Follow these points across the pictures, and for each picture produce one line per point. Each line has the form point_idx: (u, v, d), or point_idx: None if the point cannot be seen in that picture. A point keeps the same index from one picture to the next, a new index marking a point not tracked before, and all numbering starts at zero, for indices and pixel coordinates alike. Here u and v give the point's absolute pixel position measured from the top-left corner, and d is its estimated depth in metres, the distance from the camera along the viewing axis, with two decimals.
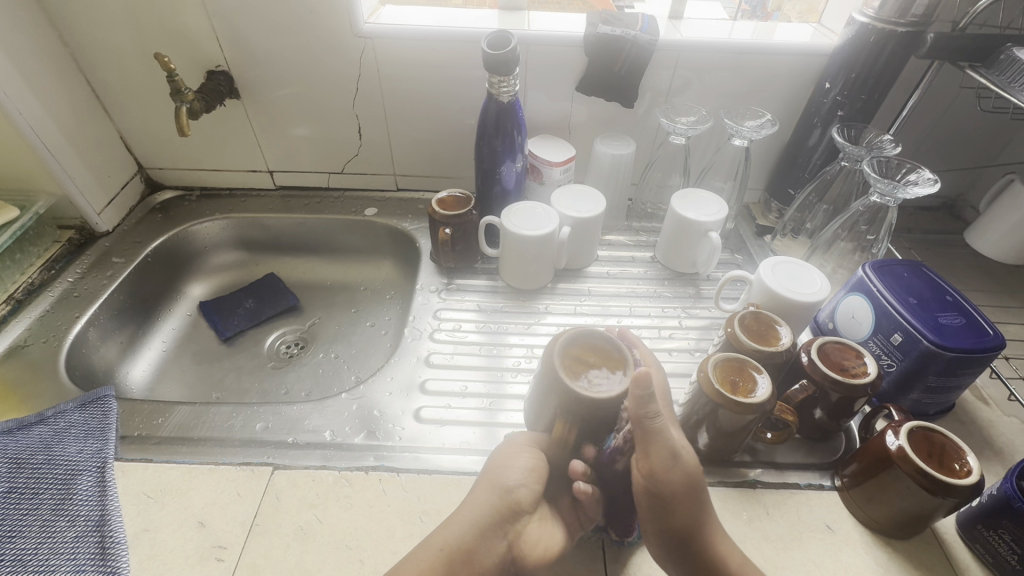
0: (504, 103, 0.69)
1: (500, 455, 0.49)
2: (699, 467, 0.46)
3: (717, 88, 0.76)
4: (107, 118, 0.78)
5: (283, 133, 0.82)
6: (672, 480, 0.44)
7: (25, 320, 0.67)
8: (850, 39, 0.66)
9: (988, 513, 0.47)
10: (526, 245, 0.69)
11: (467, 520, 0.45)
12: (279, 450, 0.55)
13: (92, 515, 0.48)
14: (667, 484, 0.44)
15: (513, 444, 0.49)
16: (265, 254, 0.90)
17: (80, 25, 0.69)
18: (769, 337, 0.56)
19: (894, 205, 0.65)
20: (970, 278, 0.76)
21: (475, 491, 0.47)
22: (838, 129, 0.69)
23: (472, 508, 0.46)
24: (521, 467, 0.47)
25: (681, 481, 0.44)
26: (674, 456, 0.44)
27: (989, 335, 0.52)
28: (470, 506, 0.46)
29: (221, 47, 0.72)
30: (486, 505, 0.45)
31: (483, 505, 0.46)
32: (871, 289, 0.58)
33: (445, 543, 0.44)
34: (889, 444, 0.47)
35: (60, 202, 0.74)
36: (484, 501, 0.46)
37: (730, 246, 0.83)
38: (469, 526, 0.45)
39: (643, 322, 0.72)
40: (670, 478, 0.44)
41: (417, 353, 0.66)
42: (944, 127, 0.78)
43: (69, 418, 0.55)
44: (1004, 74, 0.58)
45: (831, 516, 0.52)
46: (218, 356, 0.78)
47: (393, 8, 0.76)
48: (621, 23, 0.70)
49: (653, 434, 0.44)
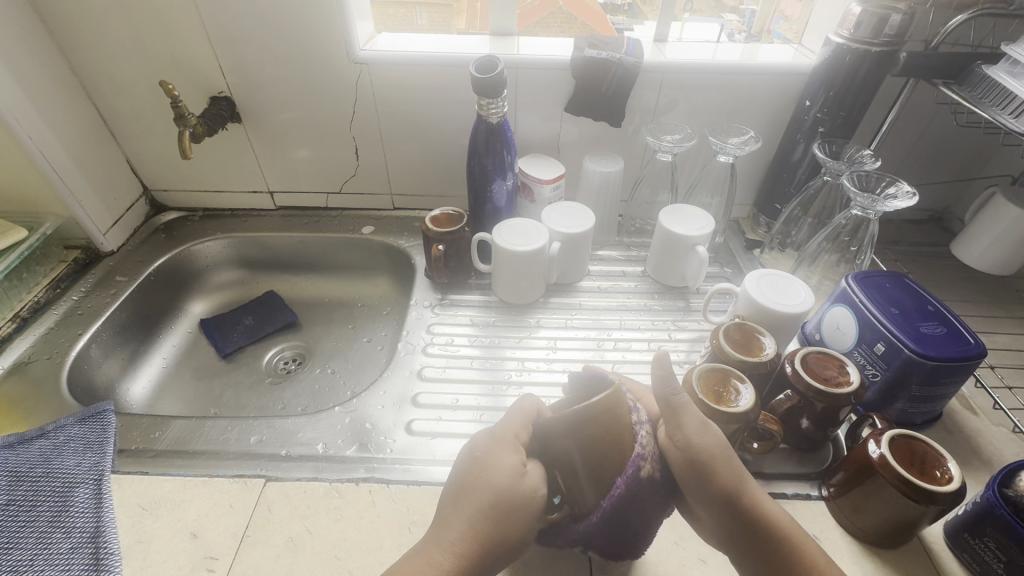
0: (493, 124, 0.71)
1: (501, 501, 0.42)
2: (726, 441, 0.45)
3: (703, 108, 0.79)
4: (114, 142, 0.82)
5: (283, 155, 0.85)
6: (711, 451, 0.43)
7: (29, 337, 0.68)
8: (827, 58, 0.68)
9: (973, 520, 0.47)
10: (517, 260, 0.71)
11: (459, 567, 0.41)
12: (272, 462, 0.56)
13: (86, 527, 0.49)
14: (700, 454, 0.43)
15: (514, 501, 0.42)
16: (266, 272, 0.93)
17: (90, 55, 0.73)
18: (752, 347, 0.57)
19: (875, 217, 0.66)
20: (958, 289, 0.77)
21: (463, 526, 0.42)
22: (819, 145, 0.71)
23: (466, 550, 0.41)
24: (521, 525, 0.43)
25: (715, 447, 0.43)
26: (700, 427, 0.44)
27: (970, 344, 0.53)
28: (452, 533, 0.42)
29: (224, 75, 0.75)
30: (486, 553, 0.42)
31: (490, 546, 0.42)
32: (853, 300, 0.59)
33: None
34: (871, 452, 0.48)
35: (67, 223, 0.77)
36: (483, 552, 0.42)
37: (719, 260, 0.85)
38: (470, 571, 0.41)
39: (634, 335, 0.73)
40: (703, 442, 0.43)
41: (410, 366, 0.67)
42: (925, 142, 0.80)
43: (69, 432, 0.56)
44: (976, 89, 0.60)
45: (817, 526, 0.52)
46: (217, 372, 0.79)
47: (390, 35, 0.79)
48: (607, 47, 0.73)
49: (679, 409, 0.44)
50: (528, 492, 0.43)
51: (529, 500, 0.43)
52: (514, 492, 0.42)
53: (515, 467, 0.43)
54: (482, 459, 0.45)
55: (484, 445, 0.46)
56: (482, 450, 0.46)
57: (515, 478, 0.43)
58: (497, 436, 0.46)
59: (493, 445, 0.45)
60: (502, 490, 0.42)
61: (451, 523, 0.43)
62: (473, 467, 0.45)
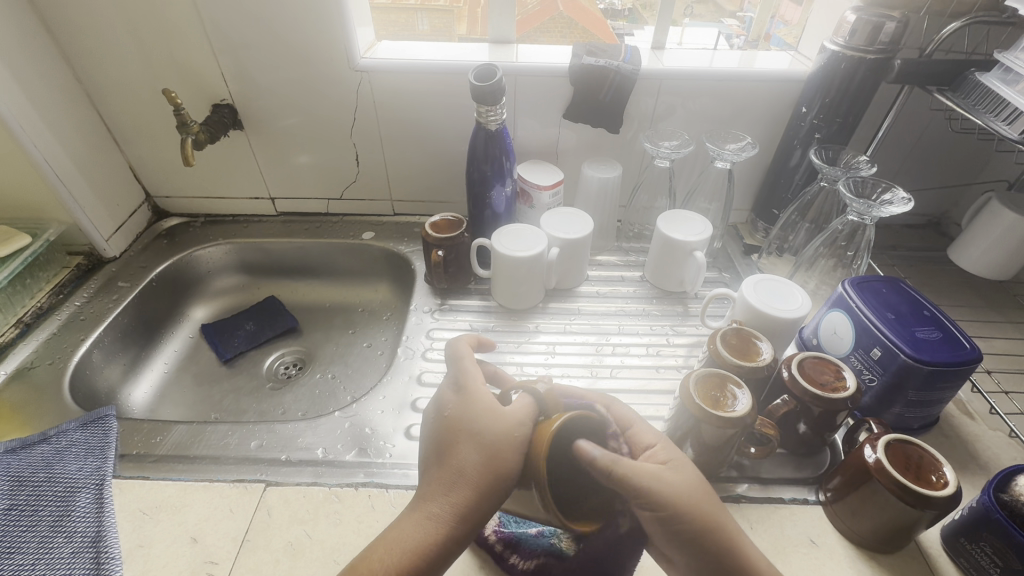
0: (492, 131, 0.72)
1: (489, 450, 0.41)
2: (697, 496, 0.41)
3: (702, 114, 0.79)
4: (117, 149, 0.83)
5: (284, 162, 0.86)
6: (689, 496, 0.41)
7: (32, 343, 0.69)
8: (822, 65, 0.68)
9: (970, 525, 0.47)
10: (517, 265, 0.71)
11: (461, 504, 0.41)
12: (272, 467, 0.56)
13: (88, 531, 0.49)
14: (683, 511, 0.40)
15: (503, 439, 0.42)
16: (266, 277, 0.93)
17: (95, 64, 0.74)
18: (749, 352, 0.57)
19: (871, 223, 0.67)
20: (954, 294, 0.78)
21: (461, 470, 0.42)
22: (815, 151, 0.72)
23: (461, 501, 0.41)
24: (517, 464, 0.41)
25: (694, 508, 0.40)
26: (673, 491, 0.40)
27: (966, 349, 0.53)
28: (448, 478, 0.42)
29: (226, 82, 0.76)
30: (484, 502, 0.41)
31: (486, 494, 0.41)
32: (849, 305, 0.59)
33: (436, 534, 0.40)
34: (867, 456, 0.48)
35: (70, 230, 0.78)
36: (479, 501, 0.41)
37: (717, 265, 0.85)
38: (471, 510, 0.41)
39: (633, 340, 0.73)
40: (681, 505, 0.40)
41: (410, 371, 0.68)
42: (921, 148, 0.80)
43: (70, 437, 0.57)
44: (970, 96, 0.60)
45: (814, 530, 0.52)
46: (218, 377, 0.80)
47: (390, 43, 0.80)
48: (604, 54, 0.74)
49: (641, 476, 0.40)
50: (517, 434, 0.42)
51: (518, 435, 0.42)
52: (501, 433, 0.42)
53: (492, 412, 0.44)
54: (455, 414, 0.45)
55: (454, 403, 0.46)
56: (459, 412, 0.45)
57: (498, 421, 0.43)
58: (461, 392, 0.47)
59: (460, 400, 0.46)
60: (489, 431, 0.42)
61: (447, 469, 0.42)
62: (450, 421, 0.45)
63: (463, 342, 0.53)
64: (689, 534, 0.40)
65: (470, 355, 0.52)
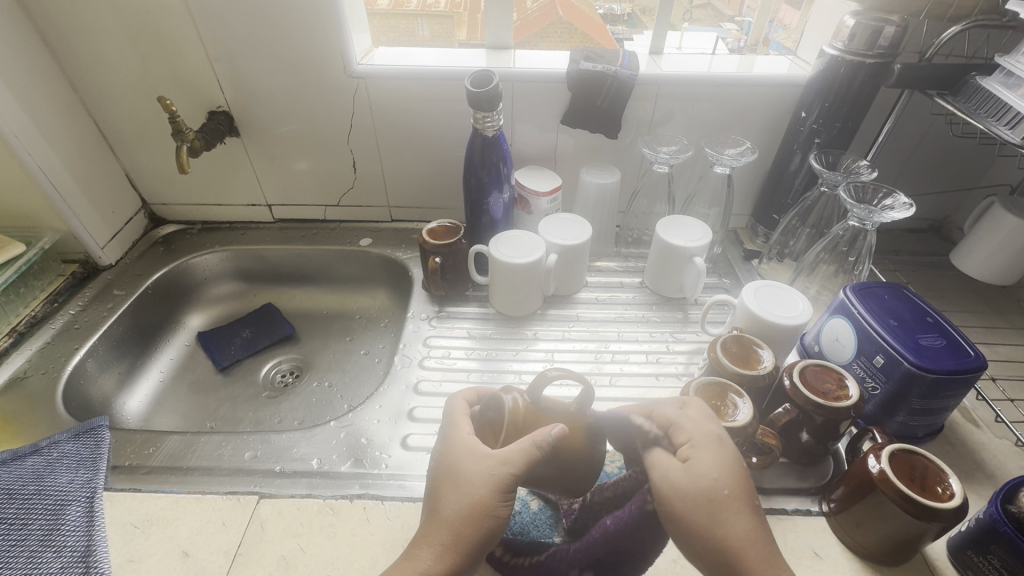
0: (489, 137, 0.72)
1: (467, 491, 0.41)
2: (726, 484, 0.38)
3: (699, 118, 0.79)
4: (113, 156, 0.82)
5: (282, 169, 0.85)
6: (686, 495, 0.38)
7: (25, 353, 0.68)
8: (822, 69, 0.68)
9: (977, 537, 0.46)
10: (516, 272, 0.71)
11: (447, 555, 0.40)
12: (266, 478, 0.55)
13: (77, 546, 0.48)
14: (694, 496, 0.38)
15: (483, 484, 0.41)
16: (264, 284, 0.93)
17: (91, 72, 0.74)
18: (750, 359, 0.56)
19: (872, 228, 0.66)
20: (957, 300, 0.77)
21: (449, 514, 0.41)
22: (816, 156, 0.71)
23: (446, 546, 0.40)
24: (497, 505, 0.41)
25: (709, 499, 0.37)
26: (686, 481, 0.38)
27: (971, 357, 0.53)
28: (437, 527, 0.41)
29: (222, 88, 0.76)
30: (465, 540, 0.40)
31: (467, 533, 0.40)
32: (852, 312, 0.59)
33: None
34: (872, 467, 0.47)
35: (65, 238, 0.77)
36: (468, 538, 0.40)
37: (717, 271, 0.84)
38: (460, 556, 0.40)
39: (633, 347, 0.72)
40: (689, 498, 0.38)
41: (407, 380, 0.67)
42: (922, 153, 0.80)
43: (62, 448, 0.56)
44: (971, 100, 0.59)
45: (818, 543, 0.51)
46: (214, 386, 0.79)
47: (386, 49, 0.79)
48: (602, 59, 0.74)
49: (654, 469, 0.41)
50: (498, 474, 0.42)
51: (500, 477, 0.41)
52: (481, 475, 0.42)
53: (475, 453, 0.43)
54: (443, 457, 0.44)
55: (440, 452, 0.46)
56: (442, 454, 0.45)
57: (480, 463, 0.42)
58: (447, 438, 0.46)
59: (448, 445, 0.45)
60: (471, 477, 0.42)
61: (440, 515, 0.41)
62: (440, 467, 0.44)
63: (458, 397, 0.50)
64: (690, 529, 0.38)
65: (466, 412, 0.49)
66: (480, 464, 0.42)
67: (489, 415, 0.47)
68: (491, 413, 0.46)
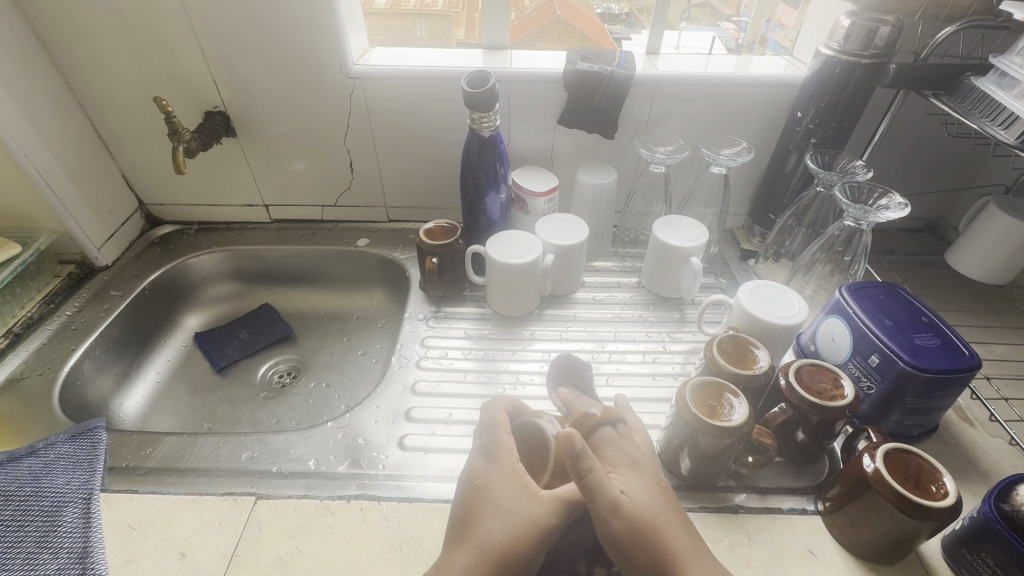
0: (486, 138, 0.72)
1: (516, 529, 0.43)
2: (653, 510, 0.43)
3: (695, 119, 0.79)
4: (109, 157, 0.82)
5: (279, 169, 0.85)
6: (632, 521, 0.42)
7: (22, 354, 0.68)
8: (818, 70, 0.68)
9: (970, 535, 0.46)
10: (512, 273, 0.71)
11: None
12: (263, 480, 0.55)
13: (74, 547, 0.48)
14: (636, 523, 0.42)
15: (529, 526, 0.43)
16: (260, 285, 0.92)
17: (86, 73, 0.74)
18: (746, 359, 0.56)
19: (868, 228, 0.67)
20: (951, 299, 0.77)
21: (488, 543, 0.42)
22: (812, 156, 0.71)
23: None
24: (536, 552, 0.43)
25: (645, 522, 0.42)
26: (627, 508, 0.42)
27: (965, 356, 0.53)
28: (474, 554, 0.42)
29: (219, 89, 0.76)
30: (502, 567, 0.42)
31: (504, 572, 0.42)
32: (848, 312, 0.59)
33: None
34: (866, 466, 0.47)
35: (61, 239, 0.77)
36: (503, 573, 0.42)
37: (714, 271, 0.85)
38: None
39: (630, 347, 0.72)
40: (629, 523, 0.42)
41: (404, 381, 0.67)
42: (917, 153, 0.80)
43: (59, 449, 0.56)
44: (965, 101, 0.60)
45: (813, 541, 0.51)
46: (211, 387, 0.79)
47: (383, 49, 0.79)
48: (599, 59, 0.73)
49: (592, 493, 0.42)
50: (547, 519, 0.44)
51: (548, 523, 0.44)
52: (530, 515, 0.44)
53: (523, 489, 0.45)
54: (487, 483, 0.46)
55: (484, 472, 0.47)
56: (486, 476, 0.46)
57: (531, 504, 0.44)
58: (494, 460, 0.48)
59: (495, 469, 0.47)
60: (521, 514, 0.44)
61: (478, 535, 0.43)
62: (481, 491, 0.45)
63: (498, 404, 0.52)
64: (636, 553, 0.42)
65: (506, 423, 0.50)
66: (529, 506, 0.44)
67: (529, 442, 0.50)
68: (534, 444, 0.50)
